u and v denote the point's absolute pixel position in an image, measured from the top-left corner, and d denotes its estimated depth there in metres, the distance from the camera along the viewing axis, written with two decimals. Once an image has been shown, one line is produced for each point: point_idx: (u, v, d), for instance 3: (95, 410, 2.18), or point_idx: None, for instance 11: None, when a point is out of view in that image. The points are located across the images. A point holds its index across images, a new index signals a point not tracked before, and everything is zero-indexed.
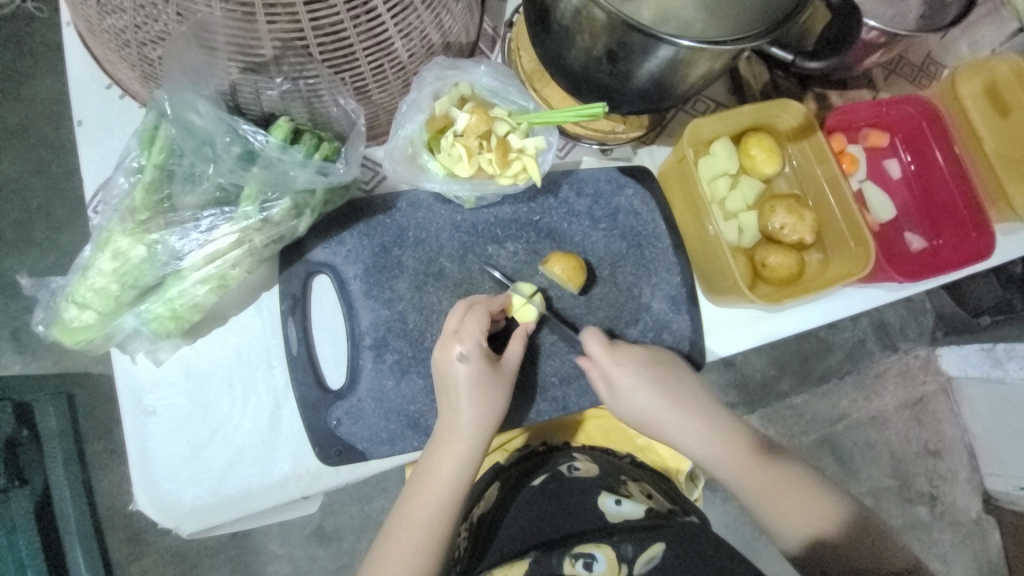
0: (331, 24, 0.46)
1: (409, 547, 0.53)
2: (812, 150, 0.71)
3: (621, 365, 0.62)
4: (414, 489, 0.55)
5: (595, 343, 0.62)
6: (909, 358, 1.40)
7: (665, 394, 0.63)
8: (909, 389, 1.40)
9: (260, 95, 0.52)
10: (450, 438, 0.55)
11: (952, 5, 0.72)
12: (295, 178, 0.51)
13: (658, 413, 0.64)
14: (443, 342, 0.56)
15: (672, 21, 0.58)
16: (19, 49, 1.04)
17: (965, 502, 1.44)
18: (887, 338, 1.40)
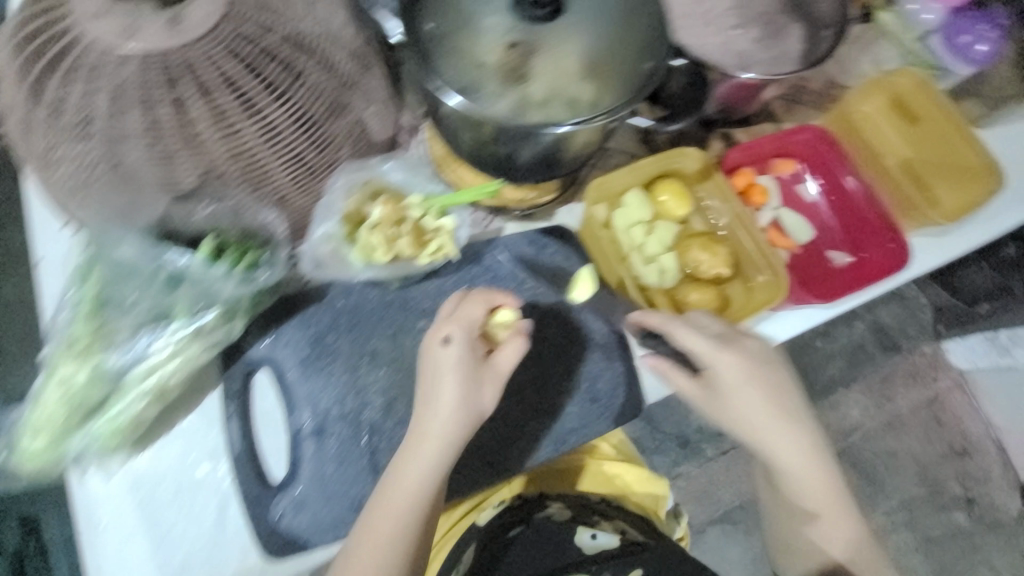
0: (240, 149, 0.56)
1: (374, 562, 0.54)
2: (716, 188, 0.77)
3: (727, 368, 0.65)
4: (383, 503, 0.55)
5: (703, 339, 0.65)
6: (912, 357, 1.39)
7: (777, 401, 0.67)
8: (923, 388, 1.38)
9: (189, 218, 0.58)
10: (423, 449, 0.55)
11: (825, 39, 0.77)
12: (220, 290, 0.56)
13: (760, 424, 0.67)
14: (438, 324, 0.57)
15: (565, 99, 0.60)
16: None
17: (1003, 499, 1.38)
18: (888, 339, 1.39)
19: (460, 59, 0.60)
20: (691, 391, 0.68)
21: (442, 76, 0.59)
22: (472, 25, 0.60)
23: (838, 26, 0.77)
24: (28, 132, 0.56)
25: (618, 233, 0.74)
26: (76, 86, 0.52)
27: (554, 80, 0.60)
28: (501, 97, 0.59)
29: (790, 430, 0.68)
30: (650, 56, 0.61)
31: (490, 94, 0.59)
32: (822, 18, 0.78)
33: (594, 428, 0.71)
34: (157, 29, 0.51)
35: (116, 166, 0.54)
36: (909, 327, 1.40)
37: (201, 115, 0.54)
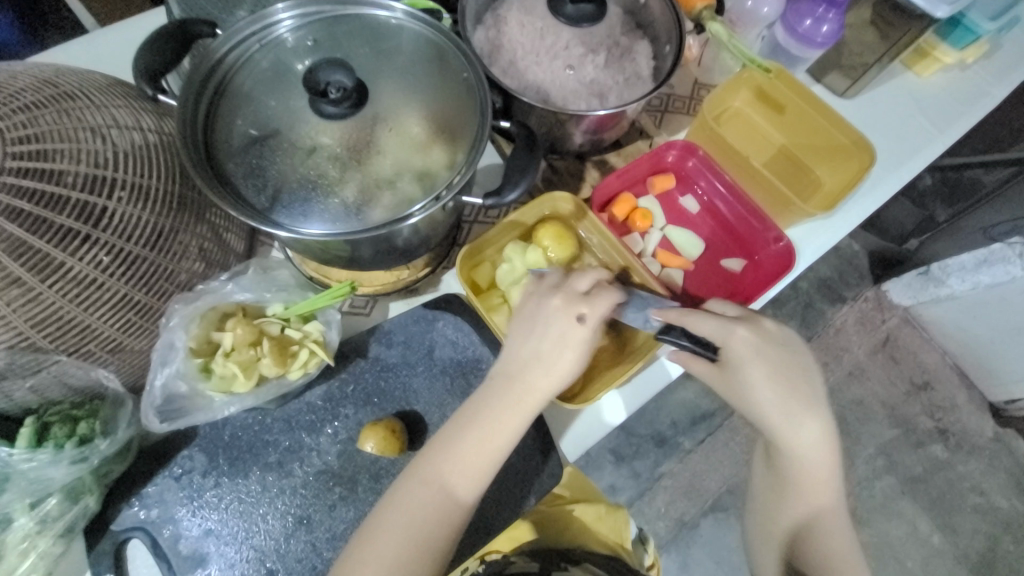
0: (47, 314, 0.50)
1: (376, 558, 0.53)
2: (595, 226, 0.74)
3: (745, 349, 0.61)
4: (404, 495, 0.56)
5: (707, 323, 0.62)
6: (859, 304, 1.43)
7: (778, 386, 0.62)
8: (874, 332, 1.42)
9: (9, 398, 0.52)
10: (466, 434, 0.57)
11: (670, 53, 0.76)
12: (54, 476, 0.52)
13: (753, 407, 0.63)
14: (569, 301, 0.59)
15: (410, 174, 0.57)
16: None
17: (975, 422, 1.40)
18: (832, 291, 1.44)
19: (284, 158, 0.55)
20: (710, 375, 0.64)
21: (269, 180, 0.55)
22: (285, 124, 0.56)
23: (677, 39, 0.75)
24: None
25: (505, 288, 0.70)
26: None
27: (397, 155, 0.57)
28: (344, 185, 0.56)
29: (804, 421, 0.63)
30: (478, 117, 0.59)
31: (332, 184, 0.55)
32: (659, 34, 0.78)
33: (512, 506, 0.73)
34: None
35: None
36: (851, 276, 1.46)
37: None
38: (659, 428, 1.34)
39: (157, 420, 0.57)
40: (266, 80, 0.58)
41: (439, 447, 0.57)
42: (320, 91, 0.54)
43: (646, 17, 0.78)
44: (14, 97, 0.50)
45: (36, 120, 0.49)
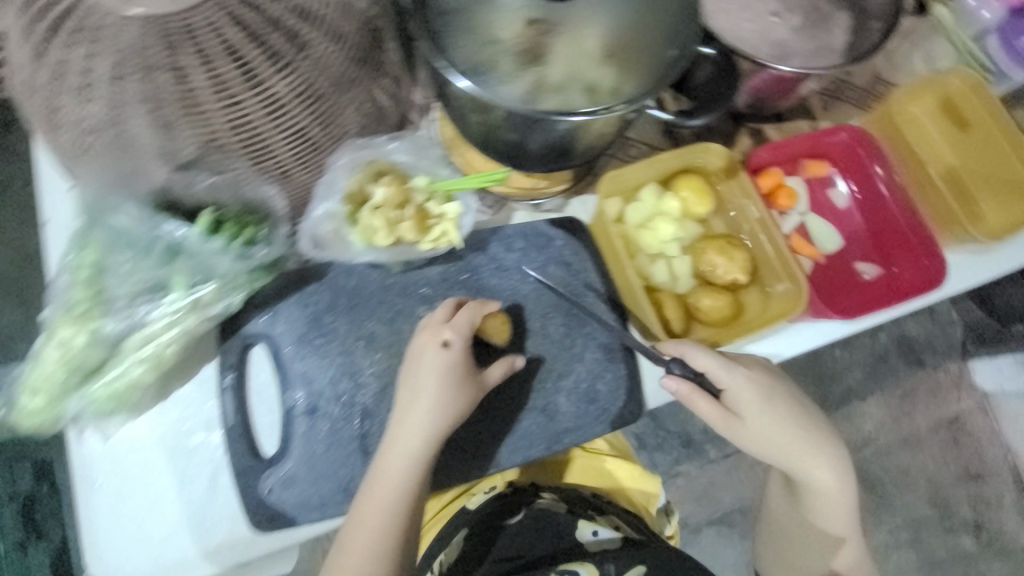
0: (242, 120, 0.54)
1: (363, 554, 0.55)
2: (740, 189, 0.71)
3: (749, 387, 0.65)
4: (364, 507, 0.55)
5: (713, 363, 0.63)
6: (936, 374, 1.32)
7: (781, 419, 0.67)
8: (942, 407, 1.32)
9: (190, 188, 0.57)
10: (397, 445, 0.56)
11: (873, 30, 0.70)
12: (218, 264, 0.56)
13: (763, 440, 0.67)
14: (432, 330, 0.58)
15: (581, 84, 0.57)
16: None
17: (1014, 527, 1.32)
18: (911, 353, 1.32)
19: (473, 37, 0.56)
20: (718, 418, 0.65)
21: (461, 51, 0.56)
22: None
23: (890, 18, 0.69)
24: (27, 87, 0.55)
25: (630, 229, 0.70)
26: (73, 50, 0.51)
27: (593, 56, 0.56)
28: (516, 79, 0.56)
29: (817, 454, 0.69)
30: (675, 40, 0.57)
31: (505, 76, 0.56)
32: (871, 8, 0.71)
33: (589, 431, 0.66)
34: None
35: (119, 134, 0.52)
36: (935, 343, 1.33)
37: (199, 82, 0.52)
38: (687, 429, 1.27)
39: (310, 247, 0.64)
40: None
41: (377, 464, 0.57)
42: None
43: None
44: None
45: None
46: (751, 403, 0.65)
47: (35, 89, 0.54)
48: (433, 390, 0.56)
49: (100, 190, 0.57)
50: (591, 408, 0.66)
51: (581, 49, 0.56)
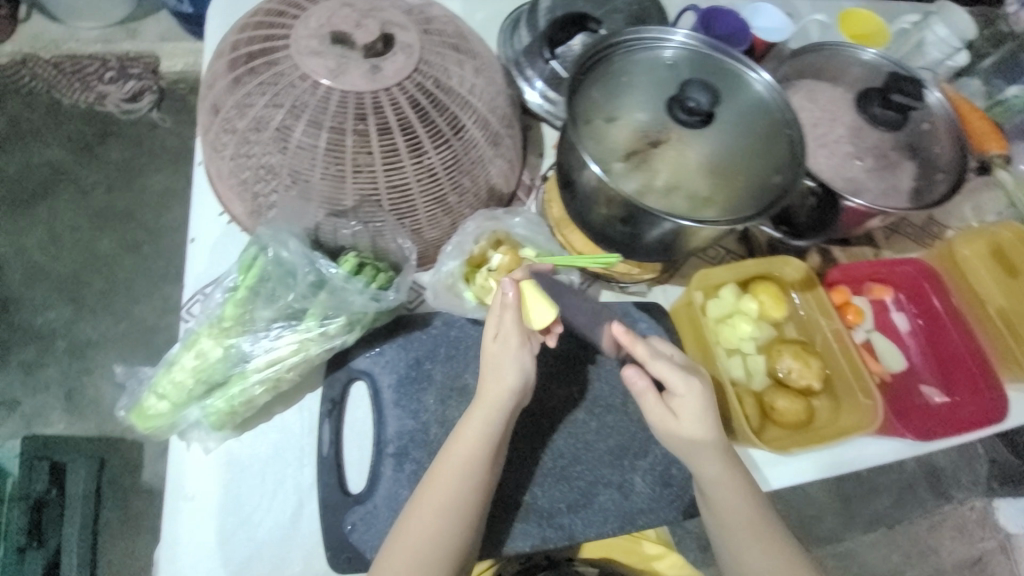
0: (400, 181, 0.64)
1: (436, 515, 0.56)
2: (815, 302, 0.77)
3: (700, 406, 0.58)
4: (441, 470, 0.57)
5: (665, 367, 0.58)
6: (963, 510, 1.28)
7: (718, 445, 0.59)
8: (971, 546, 1.26)
9: (338, 233, 0.67)
10: (480, 409, 0.59)
11: (939, 182, 0.77)
12: (352, 302, 0.61)
13: (694, 457, 0.60)
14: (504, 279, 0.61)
15: (682, 194, 0.64)
16: (141, 152, 1.40)
17: None
18: (939, 484, 1.31)
19: (599, 140, 0.65)
20: (664, 422, 0.59)
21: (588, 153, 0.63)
22: (618, 113, 0.66)
23: (956, 173, 0.77)
24: (225, 130, 0.65)
25: (712, 323, 0.75)
26: (278, 111, 0.61)
27: (697, 172, 0.64)
28: (625, 179, 0.63)
29: (739, 493, 0.60)
30: (782, 172, 0.63)
31: (616, 175, 0.63)
32: (938, 161, 0.79)
33: (662, 516, 0.66)
34: (359, 76, 0.60)
35: (298, 181, 0.63)
36: (963, 476, 1.32)
37: (374, 147, 0.61)
38: None
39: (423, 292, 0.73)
40: (629, 68, 0.68)
41: (456, 430, 0.59)
42: (680, 100, 0.61)
43: (930, 141, 0.80)
44: (446, 35, 0.68)
45: (443, 53, 0.65)
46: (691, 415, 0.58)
47: (233, 133, 0.64)
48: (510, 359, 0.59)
49: (268, 222, 0.65)
50: (665, 491, 0.67)
51: (683, 167, 0.64)
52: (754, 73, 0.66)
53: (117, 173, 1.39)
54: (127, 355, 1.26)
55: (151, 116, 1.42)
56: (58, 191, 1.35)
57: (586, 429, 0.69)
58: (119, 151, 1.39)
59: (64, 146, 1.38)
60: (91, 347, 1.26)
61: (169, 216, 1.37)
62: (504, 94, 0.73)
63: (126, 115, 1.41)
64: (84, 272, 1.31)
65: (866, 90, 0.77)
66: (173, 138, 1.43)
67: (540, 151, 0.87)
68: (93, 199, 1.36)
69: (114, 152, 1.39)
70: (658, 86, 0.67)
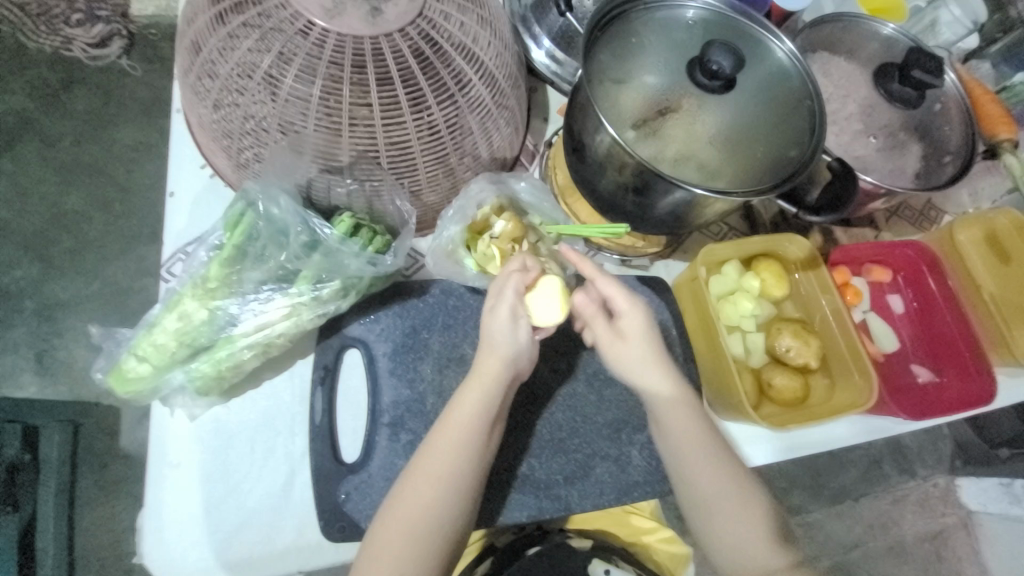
0: (400, 138, 0.60)
1: (433, 486, 0.54)
2: (817, 280, 0.76)
3: (644, 323, 0.61)
4: (438, 439, 0.56)
5: (609, 283, 0.61)
6: (925, 485, 1.34)
7: (697, 427, 0.61)
8: (930, 519, 1.33)
9: (332, 191, 0.64)
10: (478, 379, 0.57)
11: (947, 166, 0.76)
12: (348, 265, 0.58)
13: (670, 440, 0.61)
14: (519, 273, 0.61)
15: (694, 162, 0.61)
16: (109, 101, 1.30)
17: None
18: (904, 461, 1.34)
19: (611, 103, 0.61)
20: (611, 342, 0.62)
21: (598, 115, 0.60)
22: (630, 74, 0.62)
23: (963, 156, 0.75)
24: (208, 73, 0.59)
25: (715, 299, 0.74)
26: (267, 55, 0.55)
27: (710, 140, 0.61)
28: (637, 144, 0.61)
29: (725, 478, 0.60)
30: (799, 146, 0.62)
31: (627, 140, 0.60)
32: (947, 144, 0.77)
33: (656, 489, 0.66)
34: (357, 18, 0.55)
35: (289, 132, 0.58)
36: (928, 455, 1.36)
37: (373, 99, 0.57)
38: None
39: (421, 259, 0.70)
40: (650, 25, 0.64)
41: (453, 402, 0.58)
42: (703, 62, 0.58)
43: (941, 122, 0.77)
44: None
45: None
46: (638, 328, 0.61)
47: (216, 75, 0.58)
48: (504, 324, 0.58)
49: (256, 175, 0.62)
50: (661, 466, 0.67)
51: (696, 136, 0.61)
52: (780, 41, 0.64)
53: (83, 124, 1.29)
54: (100, 318, 1.20)
55: (119, 62, 1.31)
56: (18, 141, 1.25)
57: (586, 402, 0.68)
58: (86, 100, 1.29)
59: (24, 91, 1.27)
60: (60, 308, 1.19)
61: (141, 172, 1.29)
62: (511, 51, 0.68)
63: (92, 61, 1.30)
64: (49, 227, 1.23)
65: (886, 65, 0.74)
66: (144, 88, 1.33)
67: (544, 115, 0.83)
68: (58, 150, 1.26)
69: (79, 99, 1.29)
70: (675, 48, 0.63)
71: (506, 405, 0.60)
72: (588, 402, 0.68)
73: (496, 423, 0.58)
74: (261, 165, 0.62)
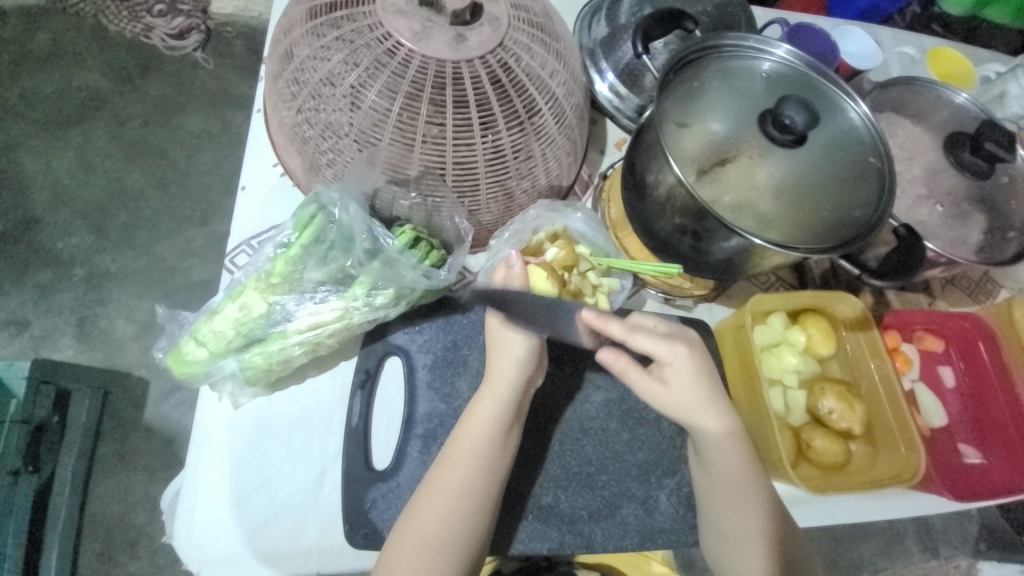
0: (468, 158, 0.61)
1: (448, 500, 0.54)
2: (867, 343, 0.74)
3: (687, 370, 0.56)
4: (454, 452, 0.56)
5: (645, 337, 0.56)
6: (950, 568, 1.26)
7: (735, 483, 0.59)
8: None
9: (395, 202, 0.66)
10: (491, 389, 0.58)
11: (1011, 242, 0.74)
12: (404, 276, 0.59)
13: (712, 488, 0.61)
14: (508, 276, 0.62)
15: (755, 212, 0.61)
16: (181, 90, 1.38)
17: None
18: (929, 539, 1.27)
19: (677, 144, 0.62)
20: (651, 389, 0.57)
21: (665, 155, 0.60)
22: (698, 118, 0.63)
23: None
24: (295, 80, 0.62)
25: (759, 350, 0.73)
26: (354, 69, 0.58)
27: (774, 192, 0.61)
28: (699, 188, 0.61)
29: (749, 523, 0.59)
30: (865, 207, 0.61)
31: (690, 182, 0.61)
32: (1014, 218, 0.75)
33: (680, 538, 0.65)
34: (444, 42, 0.57)
35: (364, 143, 0.61)
36: (953, 535, 1.29)
37: (448, 120, 0.59)
38: None
39: (469, 276, 0.71)
40: (722, 73, 0.65)
41: (467, 414, 0.58)
42: (775, 116, 0.59)
43: (1009, 195, 0.75)
44: (535, 14, 0.65)
45: (529, 31, 0.63)
46: (682, 377, 0.56)
47: (303, 83, 0.61)
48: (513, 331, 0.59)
49: (328, 181, 0.65)
50: (687, 515, 0.65)
51: (760, 187, 0.61)
52: (853, 102, 0.64)
53: (154, 108, 1.37)
54: (143, 292, 1.25)
55: (195, 55, 1.39)
56: (93, 118, 1.33)
57: (617, 438, 0.67)
58: (160, 87, 1.37)
59: (105, 73, 1.36)
60: (107, 279, 1.25)
61: (200, 159, 1.35)
62: (580, 84, 0.70)
63: (171, 51, 1.39)
64: (110, 201, 1.29)
65: (958, 134, 0.74)
66: (214, 81, 1.40)
67: (601, 148, 0.84)
68: (127, 130, 1.34)
69: (154, 86, 1.37)
70: (745, 98, 0.64)
71: (518, 418, 0.60)
72: (619, 438, 0.67)
73: (510, 431, 0.58)
74: (332, 171, 0.65)
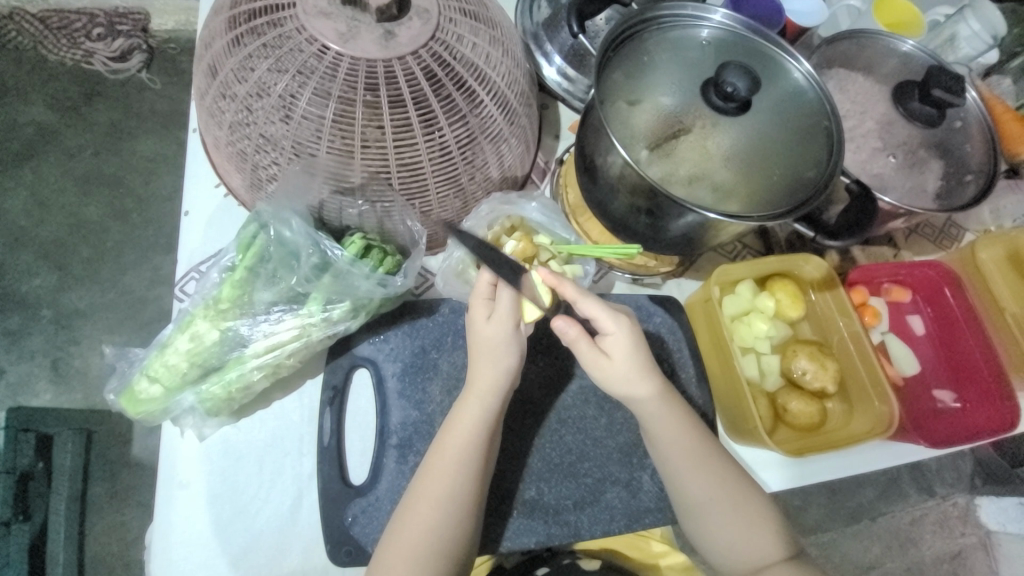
0: (411, 159, 0.60)
1: (433, 509, 0.53)
2: (835, 301, 0.74)
3: (631, 343, 0.57)
4: (435, 461, 0.55)
5: (595, 303, 0.57)
6: (945, 505, 1.29)
7: (693, 452, 0.59)
8: (949, 539, 1.29)
9: (344, 211, 0.64)
10: (476, 394, 0.56)
11: (969, 185, 0.74)
12: (358, 287, 0.58)
13: (667, 464, 0.60)
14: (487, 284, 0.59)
15: (707, 183, 0.60)
16: (129, 114, 1.33)
17: None
18: (923, 480, 1.30)
19: (624, 123, 0.61)
20: (593, 361, 0.57)
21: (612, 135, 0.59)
22: (643, 94, 0.62)
23: (986, 176, 0.73)
24: (223, 95, 0.60)
25: (728, 320, 0.73)
26: (282, 77, 0.56)
27: (724, 161, 0.60)
28: (649, 165, 0.60)
29: (735, 492, 0.59)
30: (817, 168, 0.61)
31: (639, 160, 0.60)
32: (969, 162, 0.75)
33: (668, 515, 0.65)
34: (370, 41, 0.55)
35: (302, 153, 0.59)
36: (947, 474, 1.32)
37: (385, 121, 0.57)
38: None
39: (431, 278, 0.70)
40: (663, 45, 0.64)
41: (448, 422, 0.56)
42: (717, 84, 0.58)
43: (962, 139, 0.75)
44: (466, 1, 0.63)
45: (461, 21, 0.60)
46: (623, 348, 0.57)
47: (232, 97, 0.59)
48: (503, 330, 0.56)
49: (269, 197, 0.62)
50: None
51: (710, 158, 0.60)
52: (796, 61, 0.63)
53: (102, 136, 1.32)
54: (115, 326, 1.22)
55: (140, 76, 1.34)
56: (39, 152, 1.28)
57: (596, 424, 0.67)
58: (106, 112, 1.32)
59: (47, 105, 1.30)
60: (76, 317, 1.21)
61: (158, 183, 1.31)
62: (523, 70, 0.68)
63: (113, 74, 1.33)
64: (68, 237, 1.25)
65: (907, 83, 0.73)
66: (162, 101, 1.35)
67: (556, 133, 0.83)
68: (78, 161, 1.29)
69: (100, 112, 1.32)
70: (688, 68, 0.63)
71: (501, 421, 0.59)
72: (597, 424, 0.67)
73: (494, 435, 0.58)
74: (275, 185, 0.62)
